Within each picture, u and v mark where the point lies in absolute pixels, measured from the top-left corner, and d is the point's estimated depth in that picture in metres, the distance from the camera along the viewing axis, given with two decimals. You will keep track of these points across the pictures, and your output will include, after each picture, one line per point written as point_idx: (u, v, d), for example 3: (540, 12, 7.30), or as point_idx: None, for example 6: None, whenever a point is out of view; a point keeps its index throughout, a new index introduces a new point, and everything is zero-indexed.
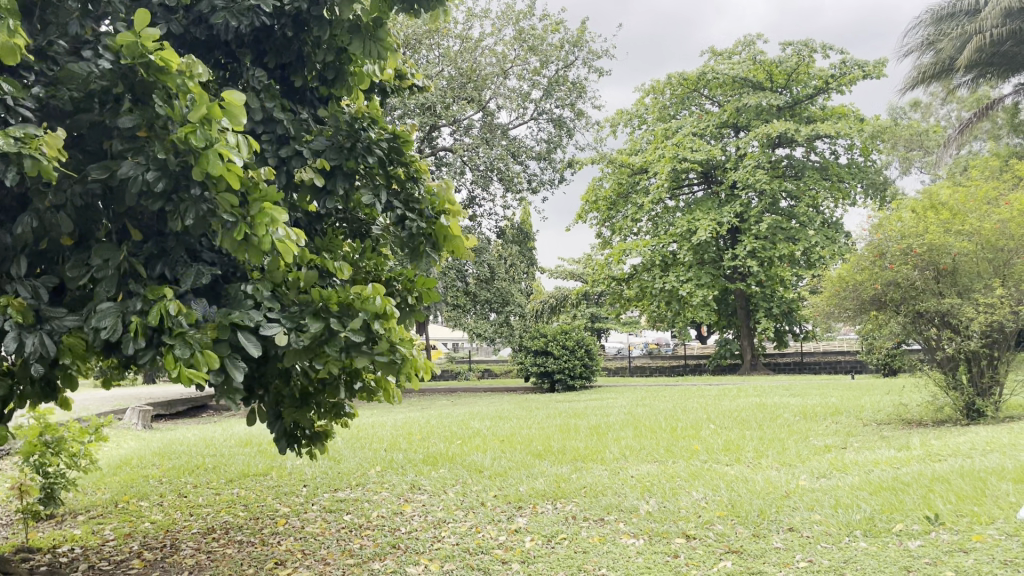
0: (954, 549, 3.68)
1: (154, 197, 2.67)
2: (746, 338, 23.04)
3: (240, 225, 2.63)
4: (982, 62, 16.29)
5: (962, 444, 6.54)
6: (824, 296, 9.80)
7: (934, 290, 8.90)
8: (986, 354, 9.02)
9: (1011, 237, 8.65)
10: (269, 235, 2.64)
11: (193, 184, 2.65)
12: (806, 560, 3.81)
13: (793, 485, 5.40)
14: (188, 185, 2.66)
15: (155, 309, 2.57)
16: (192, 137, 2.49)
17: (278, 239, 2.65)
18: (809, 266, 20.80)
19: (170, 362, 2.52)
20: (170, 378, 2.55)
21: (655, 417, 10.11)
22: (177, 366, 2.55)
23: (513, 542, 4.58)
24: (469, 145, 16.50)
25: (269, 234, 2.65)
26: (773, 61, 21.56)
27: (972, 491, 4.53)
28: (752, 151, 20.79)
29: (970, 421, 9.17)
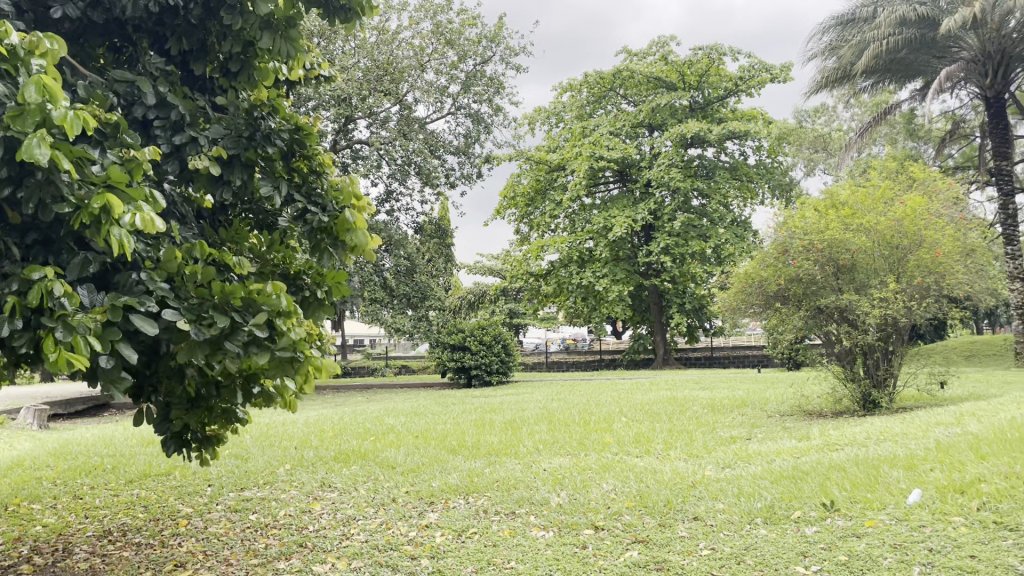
0: (847, 535, 3.83)
1: (2, 182, 2.55)
2: (659, 334, 23.56)
3: (80, 212, 2.50)
4: (880, 67, 16.97)
5: (858, 433, 6.85)
6: (731, 291, 9.99)
7: (834, 286, 9.29)
8: (881, 346, 9.48)
9: (906, 235, 9.14)
10: (113, 223, 2.48)
11: (36, 169, 2.53)
12: (709, 548, 3.91)
13: (699, 474, 5.55)
14: (33, 171, 2.54)
15: (38, 291, 2.48)
16: (14, 126, 2.33)
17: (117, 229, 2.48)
18: (719, 262, 21.36)
19: (48, 343, 2.40)
20: (49, 364, 2.45)
21: (568, 411, 10.22)
22: (56, 347, 2.43)
23: (423, 537, 4.55)
24: (385, 138, 16.38)
25: (111, 217, 2.50)
26: (685, 63, 22.13)
27: (865, 478, 4.70)
28: (666, 150, 21.25)
29: (866, 412, 9.60)
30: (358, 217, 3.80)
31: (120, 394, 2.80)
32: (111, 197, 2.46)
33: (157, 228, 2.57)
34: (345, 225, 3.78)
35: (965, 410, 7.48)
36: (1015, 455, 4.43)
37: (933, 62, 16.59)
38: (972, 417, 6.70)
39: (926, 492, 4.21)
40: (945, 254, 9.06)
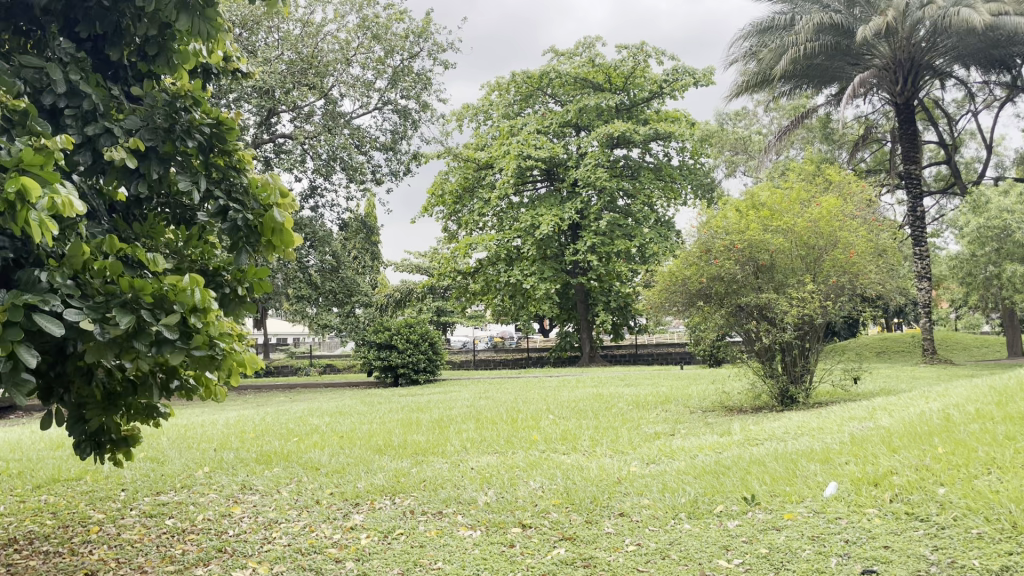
0: (768, 528, 3.93)
1: None
2: (585, 331, 23.80)
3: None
4: (797, 72, 17.43)
5: (777, 428, 7.05)
6: (654, 289, 10.10)
7: (754, 285, 9.53)
8: (799, 343, 9.81)
9: (821, 235, 9.48)
10: (28, 211, 2.36)
11: None
12: (634, 544, 3.94)
13: (625, 471, 5.61)
14: None
15: None
16: None
17: (32, 219, 2.36)
18: (643, 261, 21.71)
19: None
20: None
21: (495, 409, 10.22)
22: None
23: (348, 540, 4.46)
24: (310, 132, 16.08)
25: (25, 207, 2.37)
26: (611, 63, 22.40)
27: (784, 472, 4.83)
28: (593, 150, 21.49)
29: (784, 407, 9.89)
30: (285, 215, 3.63)
31: (23, 395, 2.66)
32: (26, 182, 2.32)
33: (75, 213, 2.46)
34: (271, 222, 3.62)
35: (877, 404, 7.77)
36: (925, 448, 4.59)
37: (847, 68, 17.15)
38: (884, 411, 6.96)
39: (842, 486, 4.33)
40: (859, 254, 9.40)
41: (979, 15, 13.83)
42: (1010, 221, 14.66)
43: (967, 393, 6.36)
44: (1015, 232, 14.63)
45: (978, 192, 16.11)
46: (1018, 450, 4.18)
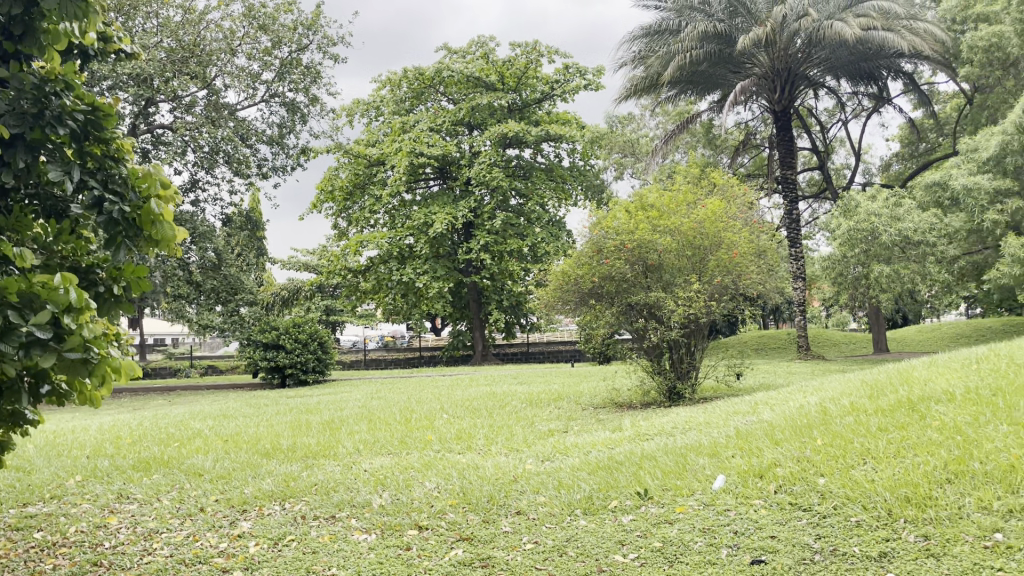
0: (661, 521, 4.02)
1: None
2: (477, 330, 23.84)
3: None
4: (683, 78, 17.95)
5: (666, 424, 7.24)
6: (548, 289, 10.16)
7: (643, 284, 9.76)
8: (685, 341, 10.17)
9: (706, 235, 9.83)
10: None
11: None
12: (532, 542, 3.95)
13: (520, 469, 5.62)
14: None
15: None
16: None
17: None
18: (536, 260, 21.93)
19: None
20: None
21: (388, 409, 10.11)
22: None
23: (235, 549, 4.28)
24: (192, 123, 15.43)
25: None
26: (504, 63, 22.52)
27: (675, 466, 4.95)
28: (486, 150, 21.55)
29: (671, 403, 10.20)
30: (165, 207, 3.50)
31: None
32: None
33: None
34: (151, 216, 3.47)
35: (758, 399, 8.10)
36: (805, 440, 4.80)
37: (729, 76, 17.80)
38: (766, 405, 7.26)
39: (729, 478, 4.47)
40: (740, 254, 10.00)
41: (850, 28, 14.65)
42: (877, 224, 15.59)
43: (841, 387, 6.72)
44: (882, 235, 15.57)
45: (847, 196, 17.06)
46: (890, 440, 4.43)
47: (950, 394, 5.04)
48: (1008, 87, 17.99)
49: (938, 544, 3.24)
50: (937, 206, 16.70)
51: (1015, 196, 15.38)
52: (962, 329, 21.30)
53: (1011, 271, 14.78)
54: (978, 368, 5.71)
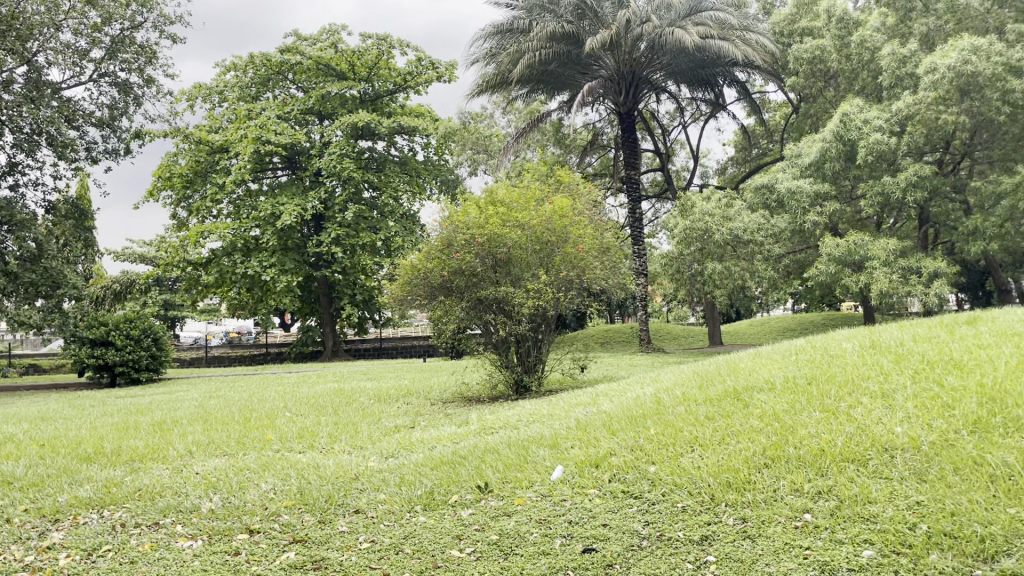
0: (499, 514, 4.03)
1: None
2: (328, 325, 23.32)
3: None
4: (533, 77, 18.21)
5: (511, 417, 7.32)
6: (396, 283, 10.00)
7: (492, 278, 9.85)
8: (532, 335, 10.39)
9: (554, 231, 10.07)
10: None
11: None
12: (369, 541, 3.86)
13: (362, 467, 5.51)
14: None
15: None
16: None
17: None
18: (388, 254, 21.69)
19: None
20: None
21: (228, 408, 9.64)
22: None
23: (43, 562, 3.93)
24: (9, 101, 14.12)
25: None
26: (355, 52, 22.08)
27: (515, 458, 5.00)
28: (337, 140, 21.06)
29: (518, 396, 10.39)
30: None
31: None
32: None
33: None
34: None
35: (599, 391, 8.36)
36: (639, 430, 4.97)
37: (577, 77, 18.22)
38: (606, 397, 7.49)
39: (567, 469, 4.56)
40: (586, 249, 10.27)
41: (689, 35, 15.36)
42: (711, 224, 16.50)
43: (675, 378, 7.03)
44: (715, 234, 16.49)
45: (686, 197, 17.92)
46: (716, 428, 4.66)
47: (771, 384, 5.37)
48: (829, 98, 19.50)
49: (755, 526, 3.43)
50: (765, 207, 17.83)
51: (833, 199, 16.69)
52: (789, 323, 22.86)
53: (827, 269, 16.05)
54: (796, 359, 6.12)
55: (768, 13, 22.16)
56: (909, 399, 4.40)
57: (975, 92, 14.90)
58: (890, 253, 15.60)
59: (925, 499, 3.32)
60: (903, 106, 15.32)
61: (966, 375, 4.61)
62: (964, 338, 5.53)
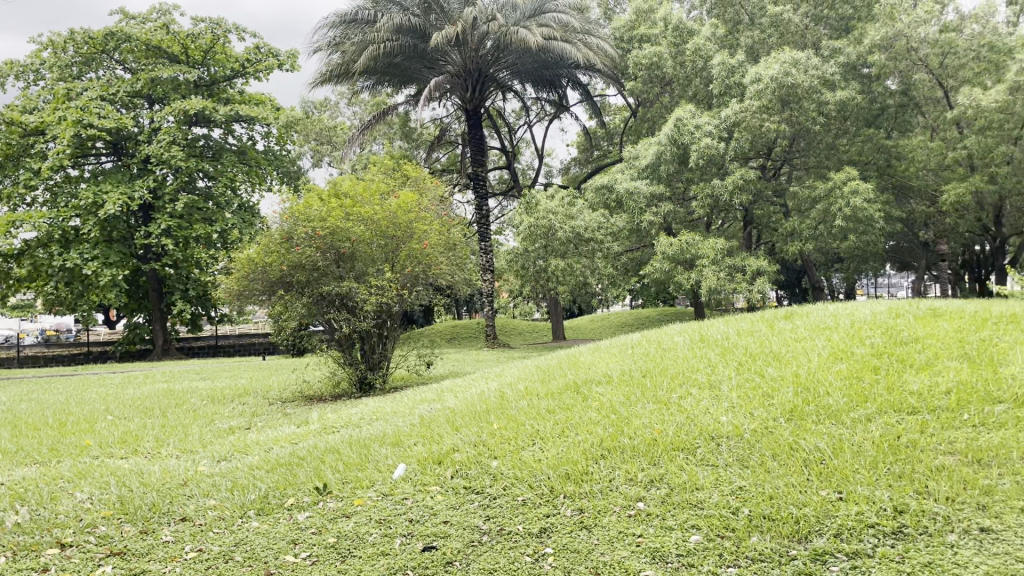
0: (336, 515, 3.92)
1: None
2: (157, 322, 21.98)
3: None
4: (378, 69, 17.88)
5: (353, 415, 7.16)
6: (232, 277, 9.46)
7: (335, 273, 9.57)
8: (377, 331, 10.25)
9: (398, 226, 9.98)
10: None
11: None
12: (195, 550, 3.65)
13: (191, 472, 5.20)
14: None
15: None
16: None
17: None
18: (225, 247, 20.74)
19: None
20: None
21: (39, 413, 8.83)
22: None
23: None
24: None
25: None
26: (189, 35, 20.89)
27: (357, 458, 4.88)
28: (168, 126, 19.84)
29: (361, 393, 10.19)
30: None
31: None
32: None
33: None
34: None
35: (443, 387, 8.34)
36: (482, 425, 4.98)
37: (424, 72, 18.09)
38: (450, 393, 7.48)
39: (409, 467, 4.50)
40: (431, 245, 10.36)
41: (533, 36, 15.62)
42: (553, 222, 16.86)
43: (518, 372, 7.12)
44: (557, 232, 16.86)
45: (530, 194, 18.22)
46: (556, 421, 4.74)
47: (608, 376, 5.54)
48: (664, 103, 20.43)
49: (591, 516, 3.51)
50: (605, 205, 18.43)
51: (667, 200, 17.49)
52: (627, 318, 23.80)
53: (662, 266, 16.80)
54: (633, 352, 6.36)
55: (609, 19, 22.92)
56: (734, 388, 4.67)
57: (794, 103, 16.10)
58: (718, 251, 16.59)
59: (747, 485, 3.52)
60: (731, 113, 16.19)
61: (784, 366, 4.94)
62: (784, 331, 5.93)
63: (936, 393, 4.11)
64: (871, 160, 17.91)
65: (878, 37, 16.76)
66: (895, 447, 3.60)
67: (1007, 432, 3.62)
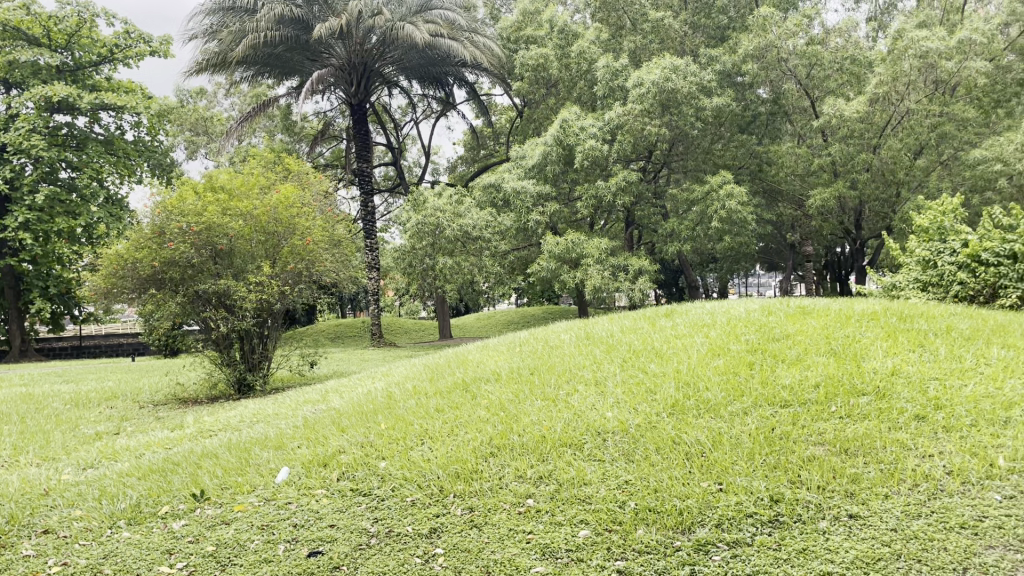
0: (216, 523, 3.76)
1: None
2: (14, 322, 20.51)
3: None
4: (258, 60, 17.27)
5: (232, 417, 6.90)
6: (98, 274, 8.92)
7: (212, 270, 9.21)
8: (256, 331, 9.94)
9: (279, 221, 9.70)
10: None
11: None
12: (60, 564, 3.41)
13: (54, 481, 4.87)
14: None
15: None
16: None
17: None
18: (91, 242, 19.58)
19: None
20: None
21: None
22: None
23: None
24: None
25: None
26: (51, 17, 19.56)
27: (237, 462, 4.70)
28: (26, 113, 18.52)
29: (240, 395, 9.84)
30: None
31: None
32: None
33: None
34: None
35: (328, 387, 8.16)
36: (369, 426, 4.89)
37: (307, 64, 17.62)
38: (335, 393, 7.33)
39: (293, 470, 4.36)
40: (314, 243, 10.12)
41: (419, 32, 15.49)
42: (441, 220, 16.76)
43: (406, 372, 7.04)
44: (445, 230, 16.75)
45: (416, 191, 18.06)
46: (445, 420, 4.71)
47: (496, 375, 5.56)
48: (550, 104, 20.70)
49: (481, 514, 3.50)
50: (491, 204, 18.47)
51: (553, 200, 17.72)
52: (512, 316, 24.00)
53: (548, 265, 16.98)
54: (520, 350, 6.41)
55: (495, 19, 22.99)
56: (619, 385, 4.78)
57: (673, 108, 16.65)
58: (603, 251, 16.96)
59: (632, 478, 3.60)
60: (614, 116, 16.55)
61: (666, 362, 5.09)
62: (665, 329, 6.12)
63: (806, 387, 4.34)
64: (744, 164, 18.88)
65: (751, 47, 17.37)
66: (770, 439, 3.78)
67: (870, 423, 3.87)
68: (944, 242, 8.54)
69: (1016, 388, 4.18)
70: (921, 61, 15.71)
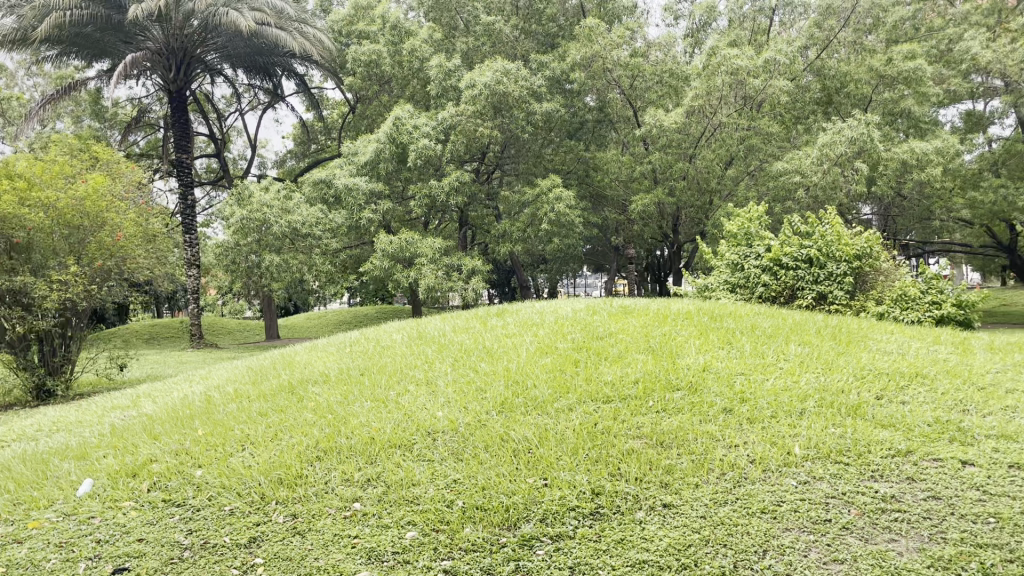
0: (6, 543, 3.42)
1: None
2: None
3: None
4: (63, 39, 15.85)
5: (27, 427, 6.30)
6: None
7: (6, 266, 8.37)
8: (58, 331, 9.13)
9: (86, 215, 8.93)
10: None
11: None
12: None
13: None
14: None
15: None
16: None
17: None
18: None
19: None
20: None
21: None
22: None
23: None
24: None
25: None
26: None
27: (32, 475, 4.29)
28: None
29: (39, 402, 9.01)
30: None
31: None
32: None
33: None
34: None
35: (141, 392, 7.64)
36: (185, 432, 4.62)
37: (119, 45, 16.38)
38: (148, 398, 6.87)
39: (97, 482, 4.04)
40: (124, 237, 9.39)
41: (244, 20, 14.83)
42: (268, 216, 16.13)
43: (227, 375, 6.72)
44: (273, 226, 16.13)
45: (241, 185, 17.27)
46: (268, 424, 4.53)
47: (324, 376, 5.41)
48: (382, 101, 20.47)
49: (304, 521, 3.39)
50: (322, 200, 17.96)
51: (386, 198, 17.51)
52: (342, 316, 23.49)
53: (381, 264, 16.72)
54: (349, 351, 6.28)
55: (326, 11, 22.47)
56: (449, 384, 4.79)
57: (505, 111, 16.91)
58: (435, 250, 16.94)
59: (461, 477, 3.61)
60: (447, 115, 16.60)
61: (495, 361, 5.15)
62: (494, 328, 6.21)
63: (626, 383, 4.54)
64: (571, 169, 19.65)
65: (578, 56, 17.99)
66: (593, 434, 3.92)
67: (683, 416, 4.10)
68: (750, 246, 9.20)
69: (810, 381, 4.57)
70: (731, 78, 16.78)
